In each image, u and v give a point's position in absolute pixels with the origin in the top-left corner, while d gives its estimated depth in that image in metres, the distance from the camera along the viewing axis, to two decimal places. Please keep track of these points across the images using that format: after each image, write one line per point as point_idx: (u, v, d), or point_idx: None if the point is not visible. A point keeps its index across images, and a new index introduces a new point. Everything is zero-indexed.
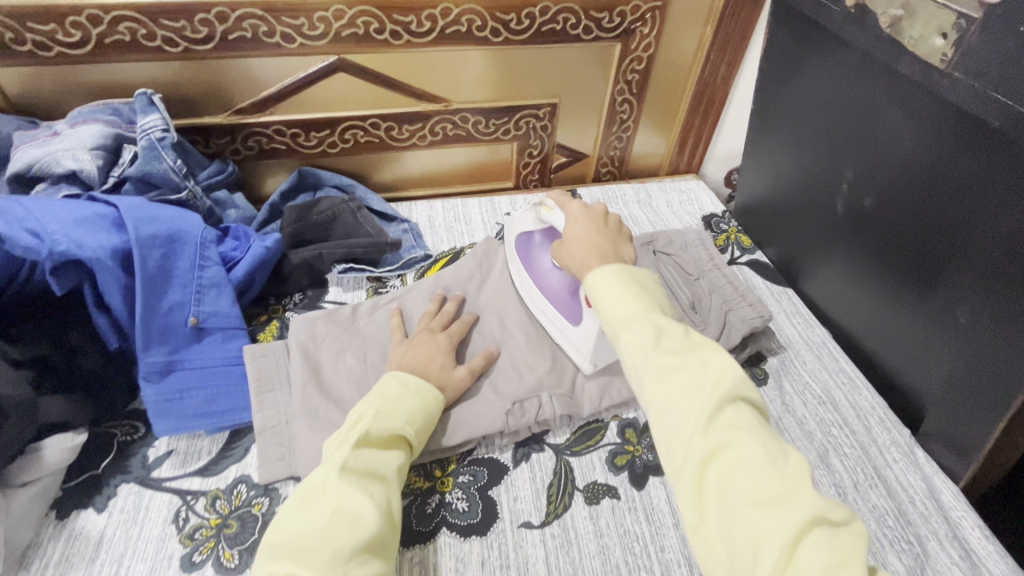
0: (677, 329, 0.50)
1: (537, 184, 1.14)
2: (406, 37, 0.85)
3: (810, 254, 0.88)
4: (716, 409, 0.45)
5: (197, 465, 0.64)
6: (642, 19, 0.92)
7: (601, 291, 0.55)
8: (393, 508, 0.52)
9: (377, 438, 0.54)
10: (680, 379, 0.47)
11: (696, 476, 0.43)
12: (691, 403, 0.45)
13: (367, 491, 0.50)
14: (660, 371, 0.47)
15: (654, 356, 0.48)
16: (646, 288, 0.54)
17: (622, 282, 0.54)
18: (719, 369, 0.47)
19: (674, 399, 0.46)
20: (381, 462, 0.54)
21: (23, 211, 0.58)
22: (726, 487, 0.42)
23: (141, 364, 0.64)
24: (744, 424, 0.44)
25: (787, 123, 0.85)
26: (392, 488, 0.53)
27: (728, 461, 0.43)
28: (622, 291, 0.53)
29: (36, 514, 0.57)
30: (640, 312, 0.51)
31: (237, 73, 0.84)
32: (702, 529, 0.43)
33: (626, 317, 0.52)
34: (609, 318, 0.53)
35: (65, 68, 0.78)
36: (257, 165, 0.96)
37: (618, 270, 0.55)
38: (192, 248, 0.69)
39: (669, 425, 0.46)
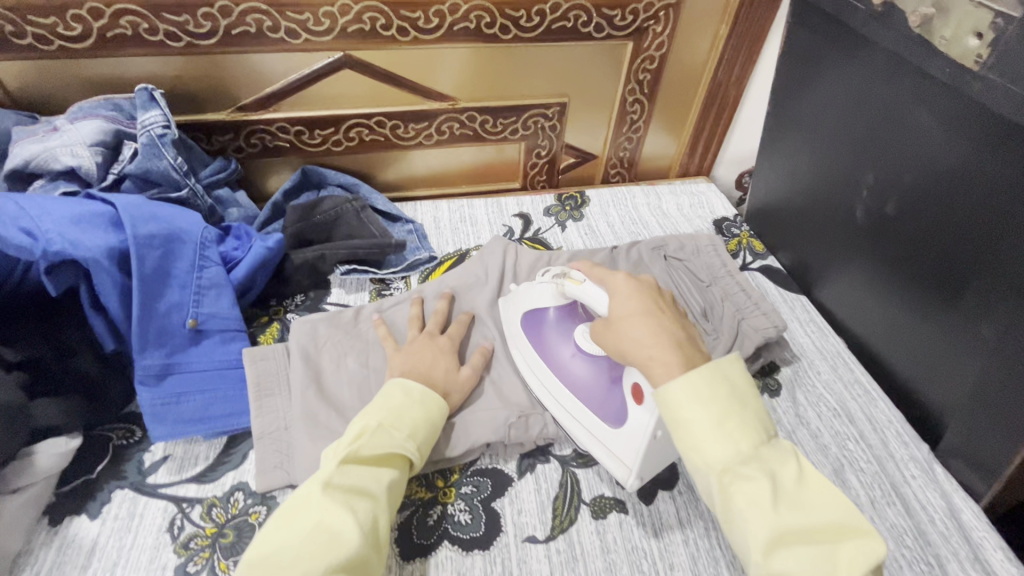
0: (788, 472, 0.47)
1: (544, 185, 1.12)
2: (413, 34, 0.83)
3: (826, 260, 0.85)
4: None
5: (194, 471, 0.62)
6: (656, 17, 0.89)
7: (691, 413, 0.48)
8: (380, 527, 0.50)
9: (370, 454, 0.52)
10: (801, 546, 0.43)
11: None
12: (816, 574, 0.42)
13: (349, 509, 0.48)
14: (777, 535, 0.44)
15: (773, 515, 0.44)
16: (746, 412, 0.49)
17: (721, 407, 0.48)
18: (834, 523, 0.44)
19: (797, 567, 0.43)
20: (372, 480, 0.51)
21: (15, 208, 0.57)
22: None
23: (136, 367, 0.62)
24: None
25: (806, 125, 0.83)
26: (381, 505, 0.51)
27: None
28: (721, 422, 0.48)
29: (28, 520, 0.55)
30: (746, 451, 0.47)
31: (240, 69, 0.82)
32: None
33: (733, 458, 0.46)
34: (705, 457, 0.47)
35: (66, 63, 0.76)
36: (260, 163, 0.94)
37: (715, 387, 0.49)
38: (192, 248, 0.68)
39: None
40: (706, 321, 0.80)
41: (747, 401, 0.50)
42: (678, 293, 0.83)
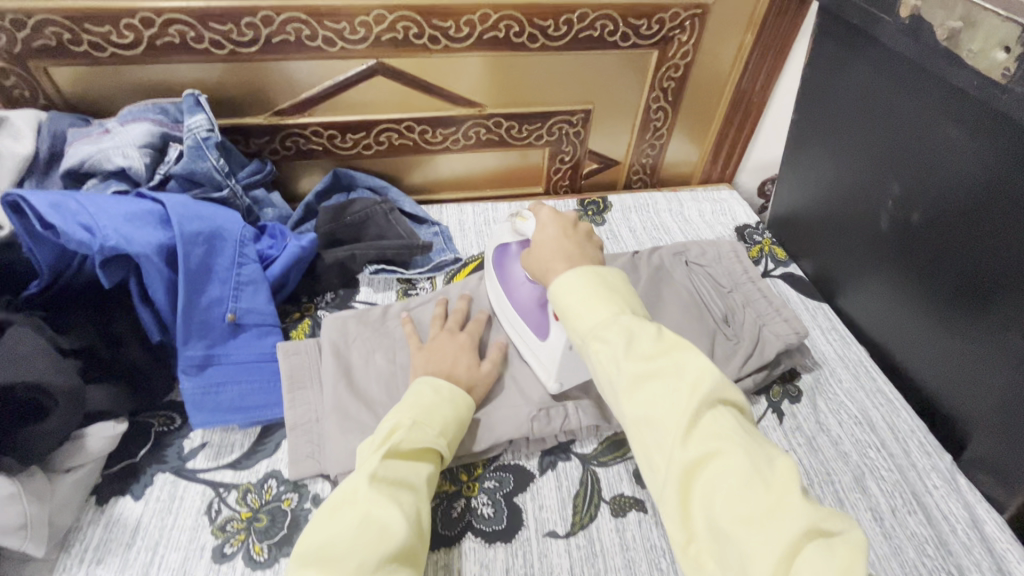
0: (648, 328, 0.48)
1: (567, 190, 1.14)
2: (445, 42, 0.85)
3: (849, 269, 0.85)
4: (693, 412, 0.42)
5: (230, 458, 0.65)
6: (681, 27, 0.91)
7: (568, 293, 0.52)
8: (422, 518, 0.52)
9: (409, 449, 0.54)
10: (657, 385, 0.44)
11: (681, 491, 0.41)
12: (669, 411, 0.43)
13: (396, 501, 0.50)
14: (635, 377, 0.45)
15: (626, 361, 0.45)
16: (617, 287, 0.52)
17: (589, 284, 0.52)
18: (688, 366, 0.44)
19: (649, 409, 0.43)
20: (411, 473, 0.54)
21: (77, 206, 0.60)
22: (714, 506, 0.39)
23: (180, 357, 0.65)
24: (724, 428, 0.42)
25: (830, 135, 0.83)
26: (422, 497, 0.53)
27: (710, 478, 0.40)
28: (587, 296, 0.50)
29: (78, 498, 0.59)
30: (607, 315, 0.48)
31: (279, 75, 0.86)
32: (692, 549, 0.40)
33: (598, 320, 0.48)
34: (578, 325, 0.50)
35: (117, 69, 0.81)
36: (293, 165, 0.98)
37: (584, 271, 0.53)
38: (233, 246, 0.71)
39: (652, 438, 0.43)
40: (728, 327, 0.80)
41: (618, 279, 0.53)
42: (700, 299, 0.83)
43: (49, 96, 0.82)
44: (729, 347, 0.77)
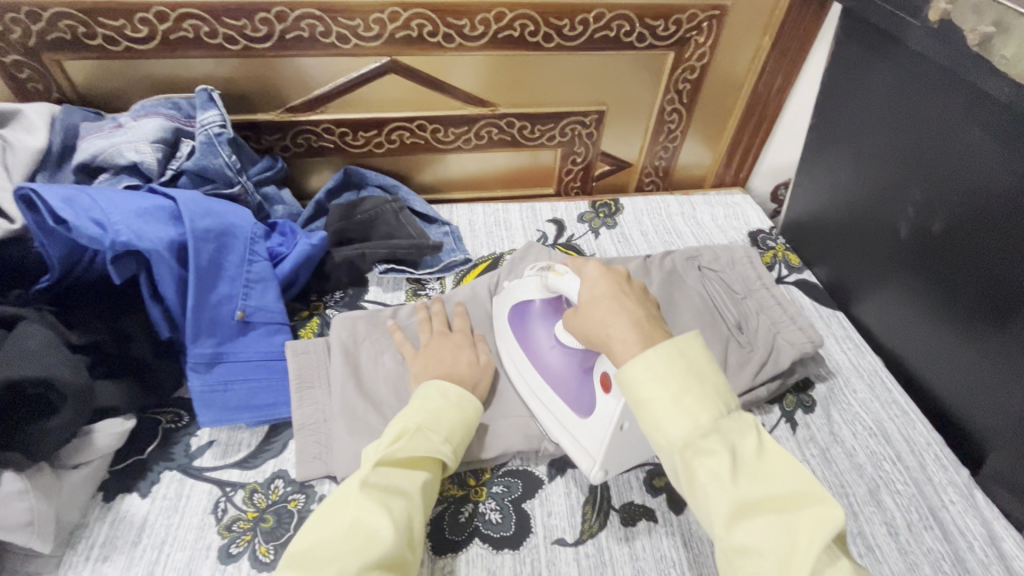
0: (746, 440, 0.43)
1: (578, 191, 1.13)
2: (459, 40, 0.85)
3: (866, 276, 0.84)
4: (809, 550, 0.38)
5: (237, 457, 0.65)
6: (699, 28, 0.90)
7: (648, 382, 0.46)
8: (414, 526, 0.50)
9: (407, 456, 0.53)
10: (766, 516, 0.40)
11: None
12: (778, 548, 0.39)
13: (386, 506, 0.49)
14: (738, 500, 0.40)
15: (729, 484, 0.41)
16: (713, 384, 0.46)
17: (682, 374, 0.45)
18: (798, 497, 0.40)
19: (754, 541, 0.39)
20: (407, 481, 0.52)
21: (88, 201, 0.59)
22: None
23: (189, 355, 0.65)
24: (845, 573, 0.37)
25: (850, 140, 0.82)
26: (416, 506, 0.51)
27: None
28: (676, 396, 0.44)
29: (84, 495, 0.58)
30: (702, 420, 0.43)
31: (291, 71, 0.85)
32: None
33: (692, 423, 0.43)
34: (664, 428, 0.44)
35: (130, 63, 0.80)
36: (304, 162, 0.97)
37: (673, 351, 0.46)
38: (243, 242, 0.70)
39: (756, 574, 0.39)
40: (741, 334, 0.79)
41: (712, 370, 0.46)
42: (712, 304, 0.82)
43: (63, 89, 0.82)
44: (743, 355, 0.76)
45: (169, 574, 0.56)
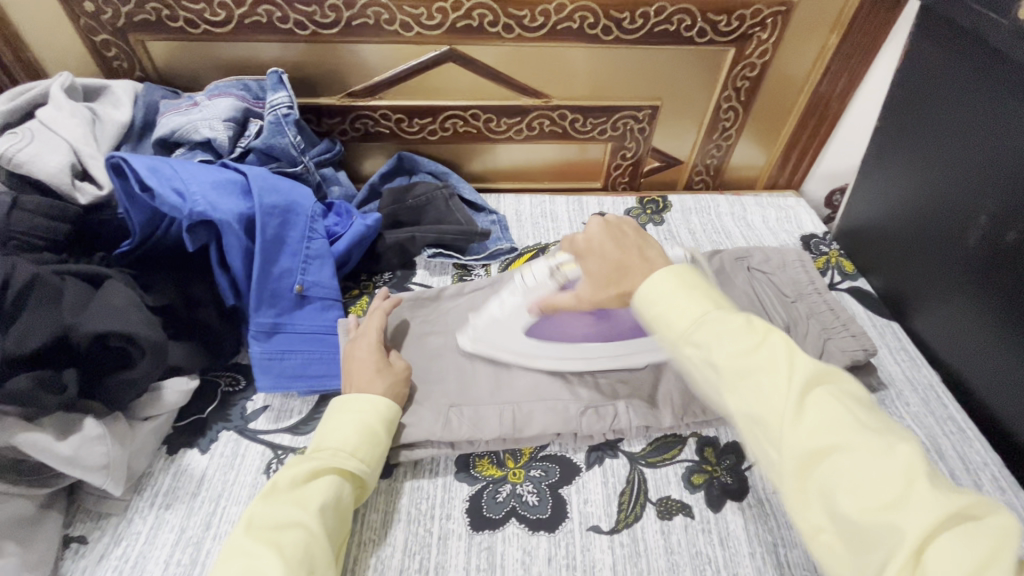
0: (741, 317, 0.44)
1: (626, 187, 1.13)
2: (518, 31, 0.85)
3: (926, 286, 0.81)
4: (800, 401, 0.40)
5: (289, 422, 0.68)
6: (763, 24, 0.88)
7: (653, 293, 0.49)
8: (315, 555, 0.49)
9: (293, 481, 0.53)
10: (762, 379, 0.41)
11: (798, 485, 0.39)
12: (776, 405, 0.40)
13: (276, 543, 0.48)
14: (738, 374, 0.42)
15: (723, 357, 0.43)
16: (703, 284, 0.48)
17: (676, 281, 0.49)
18: (789, 357, 0.42)
19: (755, 403, 0.41)
20: (299, 507, 0.52)
21: (170, 171, 0.63)
22: (836, 498, 0.37)
23: (251, 323, 0.69)
24: (834, 411, 0.39)
25: (919, 144, 0.79)
26: (316, 530, 0.51)
27: (834, 471, 0.38)
28: (668, 290, 0.48)
29: (152, 446, 0.63)
30: (698, 312, 0.46)
31: (354, 58, 0.88)
32: (823, 539, 0.38)
33: (694, 317, 0.46)
34: (667, 326, 0.47)
35: (207, 45, 0.85)
36: (360, 147, 1.00)
37: (671, 269, 0.49)
38: (304, 220, 0.74)
39: (760, 433, 0.41)
40: (789, 337, 0.77)
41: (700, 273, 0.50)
42: (761, 306, 0.81)
43: (144, 69, 0.87)
44: None
45: (224, 526, 0.59)
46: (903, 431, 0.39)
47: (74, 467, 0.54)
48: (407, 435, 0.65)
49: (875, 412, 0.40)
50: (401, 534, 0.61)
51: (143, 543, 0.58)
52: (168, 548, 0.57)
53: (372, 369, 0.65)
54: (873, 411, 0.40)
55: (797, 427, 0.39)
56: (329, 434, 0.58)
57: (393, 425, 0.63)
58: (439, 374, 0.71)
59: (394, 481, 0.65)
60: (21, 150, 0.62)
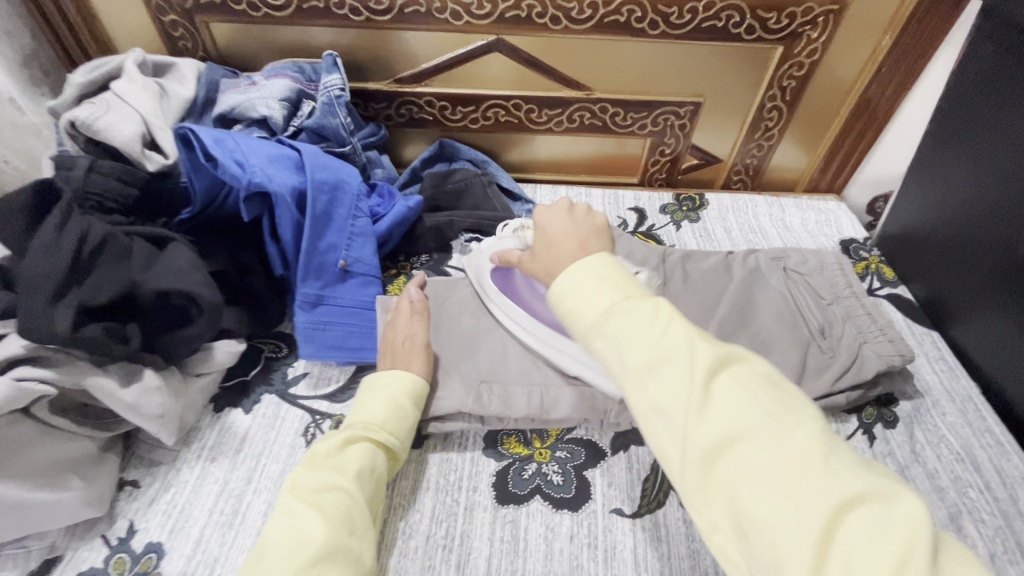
0: (644, 304, 0.42)
1: (662, 183, 1.13)
2: (566, 23, 0.86)
3: (968, 295, 0.79)
4: (700, 392, 0.37)
5: (327, 390, 0.71)
6: (813, 23, 0.87)
7: (567, 285, 0.45)
8: (355, 517, 0.52)
9: (330, 450, 0.56)
10: (665, 370, 0.38)
11: (700, 479, 0.36)
12: (676, 400, 0.37)
13: (318, 504, 0.51)
14: (641, 366, 0.39)
15: (629, 355, 0.40)
16: (616, 273, 0.45)
17: (588, 272, 0.45)
18: (689, 343, 0.39)
19: (659, 400, 0.38)
20: (337, 473, 0.54)
21: (233, 143, 0.66)
22: (736, 492, 0.34)
23: (298, 293, 0.72)
24: (735, 399, 0.36)
25: (971, 147, 0.77)
26: (354, 496, 0.53)
27: (734, 465, 0.35)
28: (591, 277, 0.44)
29: (202, 402, 0.66)
30: (605, 304, 0.43)
31: (403, 45, 0.90)
32: (721, 538, 0.36)
33: (601, 311, 0.42)
34: (579, 321, 0.44)
35: (267, 28, 0.89)
36: (404, 132, 1.04)
37: (593, 259, 0.46)
38: (350, 198, 0.76)
39: (662, 426, 0.38)
40: (823, 339, 0.77)
41: (607, 263, 0.46)
42: (796, 307, 0.80)
43: (207, 49, 0.92)
44: (824, 361, 0.74)
45: (264, 482, 0.62)
46: (808, 415, 0.36)
47: (134, 413, 0.57)
48: (440, 409, 0.67)
49: (778, 394, 0.37)
50: (429, 502, 0.63)
51: (189, 491, 0.62)
52: (212, 497, 0.61)
53: (410, 346, 0.67)
54: (779, 394, 0.37)
55: (702, 417, 0.36)
56: (362, 409, 0.61)
57: (421, 401, 0.65)
58: (471, 353, 0.73)
59: (424, 452, 0.67)
60: (99, 119, 0.66)
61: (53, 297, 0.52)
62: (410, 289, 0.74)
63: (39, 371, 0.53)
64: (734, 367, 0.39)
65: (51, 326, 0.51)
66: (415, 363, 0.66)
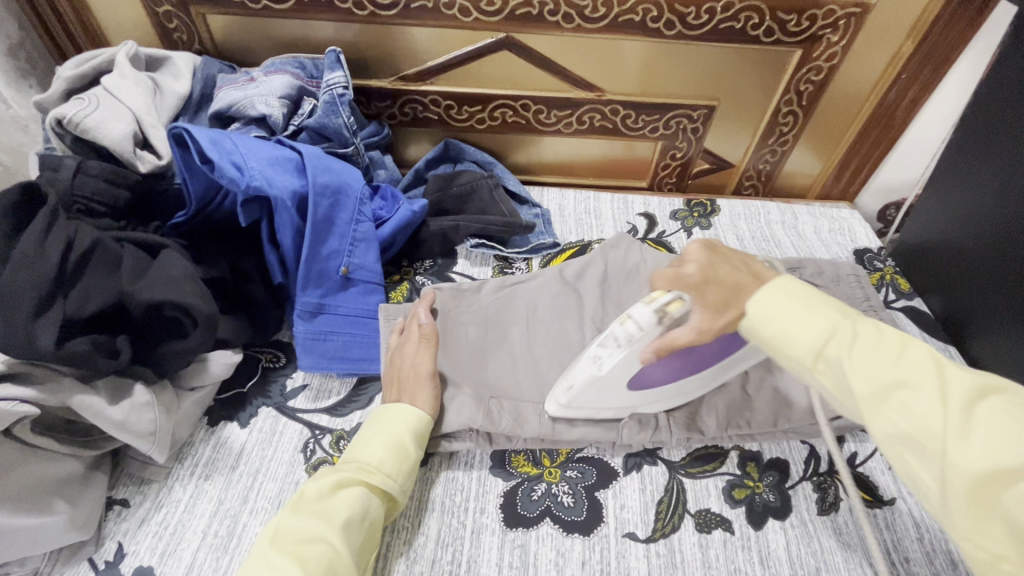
0: (874, 327, 0.41)
1: (672, 188, 1.10)
2: (578, 21, 0.83)
3: (991, 312, 0.77)
4: (960, 419, 0.35)
5: (327, 403, 0.68)
6: (834, 26, 0.84)
7: (763, 308, 0.44)
8: (337, 573, 0.48)
9: (316, 497, 0.52)
10: (909, 395, 0.37)
11: (971, 506, 0.34)
12: (930, 427, 0.36)
13: (299, 557, 0.48)
14: (878, 389, 0.38)
15: (863, 381, 0.39)
16: (816, 294, 0.44)
17: (790, 296, 0.44)
18: (939, 369, 0.37)
19: (904, 424, 0.37)
20: (321, 521, 0.50)
21: (231, 144, 0.63)
22: (1020, 526, 0.32)
23: (297, 302, 0.69)
24: (1003, 426, 0.34)
25: (1002, 161, 0.74)
26: (339, 548, 0.49)
27: (1012, 500, 0.33)
28: (794, 300, 0.43)
29: (195, 416, 0.63)
30: (825, 325, 0.41)
31: (408, 41, 0.87)
32: (1006, 568, 0.33)
33: (820, 335, 0.41)
34: (793, 348, 0.43)
35: (265, 21, 0.85)
36: (407, 131, 1.00)
37: (780, 282, 0.45)
38: (353, 202, 0.73)
39: (912, 452, 0.37)
40: None
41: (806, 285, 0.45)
42: None
43: (203, 42, 0.88)
44: None
45: (261, 502, 0.59)
46: None
47: (123, 432, 0.54)
48: (447, 427, 0.64)
49: None
50: (434, 524, 0.60)
51: (182, 510, 0.59)
52: (206, 519, 0.58)
53: (407, 377, 0.63)
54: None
55: (962, 446, 0.34)
56: (358, 448, 0.57)
57: (423, 438, 0.60)
58: (479, 365, 0.70)
59: (429, 471, 0.65)
60: (88, 116, 0.63)
61: (35, 310, 0.49)
62: (420, 310, 0.69)
63: (19, 390, 0.50)
64: (996, 394, 0.36)
65: (33, 341, 0.48)
66: (420, 397, 0.62)
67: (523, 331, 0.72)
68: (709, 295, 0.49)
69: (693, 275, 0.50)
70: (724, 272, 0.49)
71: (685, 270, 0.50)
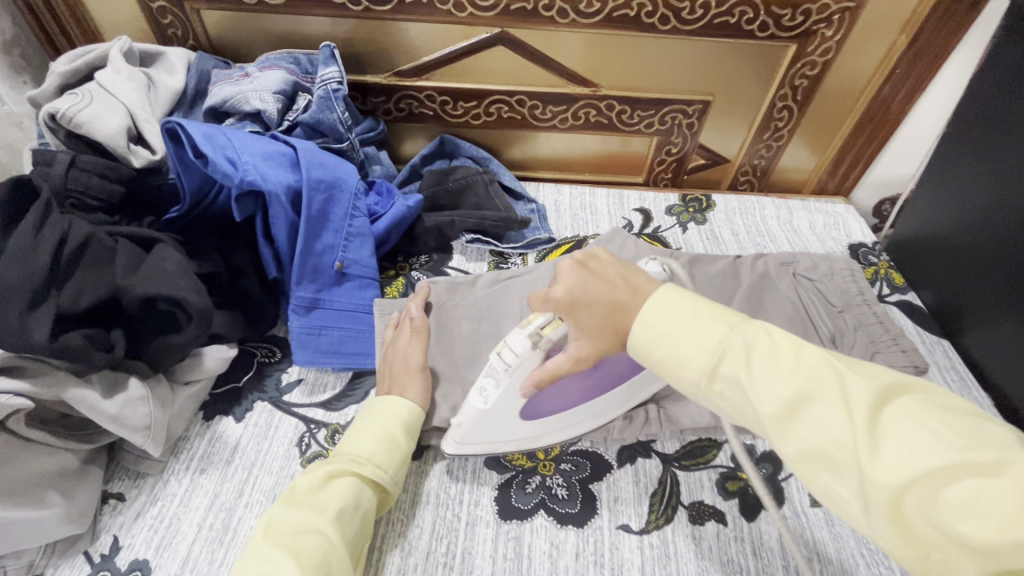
0: (760, 337, 0.40)
1: (667, 183, 1.10)
2: (573, 16, 0.83)
3: (984, 305, 0.77)
4: (866, 427, 0.34)
5: (322, 397, 0.68)
6: (828, 20, 0.84)
7: (654, 325, 0.43)
8: (332, 562, 0.47)
9: (308, 489, 0.52)
10: (814, 408, 0.36)
11: (891, 518, 0.33)
12: (838, 438, 0.35)
13: (293, 547, 0.47)
14: (782, 406, 0.37)
15: (764, 400, 0.37)
16: (707, 307, 0.43)
17: (675, 312, 0.43)
18: (835, 375, 0.36)
19: (815, 439, 0.36)
20: (313, 512, 0.50)
21: (224, 139, 0.63)
22: (944, 526, 0.31)
23: (292, 297, 0.69)
24: (907, 429, 0.33)
25: (995, 155, 0.75)
26: (332, 538, 0.49)
27: (931, 501, 0.31)
28: (683, 318, 0.42)
29: (190, 411, 0.63)
30: (714, 343, 0.40)
31: (403, 37, 0.87)
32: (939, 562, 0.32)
33: (711, 352, 0.40)
34: (688, 370, 0.41)
35: (260, 17, 0.85)
36: (402, 127, 1.00)
37: (664, 294, 0.44)
38: (348, 197, 0.73)
39: (826, 467, 0.35)
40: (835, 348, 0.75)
41: (693, 299, 0.44)
42: (806, 314, 0.78)
43: (198, 38, 0.88)
44: None
45: (256, 495, 0.60)
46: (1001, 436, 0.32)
47: (119, 425, 0.54)
48: (442, 421, 0.64)
49: (963, 422, 0.33)
50: (429, 517, 0.60)
51: (178, 504, 0.59)
52: (201, 512, 0.58)
53: (403, 371, 0.64)
54: (957, 418, 0.33)
55: (873, 457, 0.33)
56: (350, 441, 0.58)
57: (416, 431, 0.61)
58: (474, 360, 0.71)
59: (424, 464, 0.65)
60: (81, 111, 0.63)
61: (28, 304, 0.49)
62: (410, 306, 0.70)
63: (14, 383, 0.50)
64: (894, 396, 0.35)
65: (26, 334, 0.48)
66: (413, 390, 0.62)
67: (517, 326, 0.73)
68: (582, 319, 0.49)
69: (561, 298, 0.50)
70: (595, 292, 0.48)
71: (554, 293, 0.51)
